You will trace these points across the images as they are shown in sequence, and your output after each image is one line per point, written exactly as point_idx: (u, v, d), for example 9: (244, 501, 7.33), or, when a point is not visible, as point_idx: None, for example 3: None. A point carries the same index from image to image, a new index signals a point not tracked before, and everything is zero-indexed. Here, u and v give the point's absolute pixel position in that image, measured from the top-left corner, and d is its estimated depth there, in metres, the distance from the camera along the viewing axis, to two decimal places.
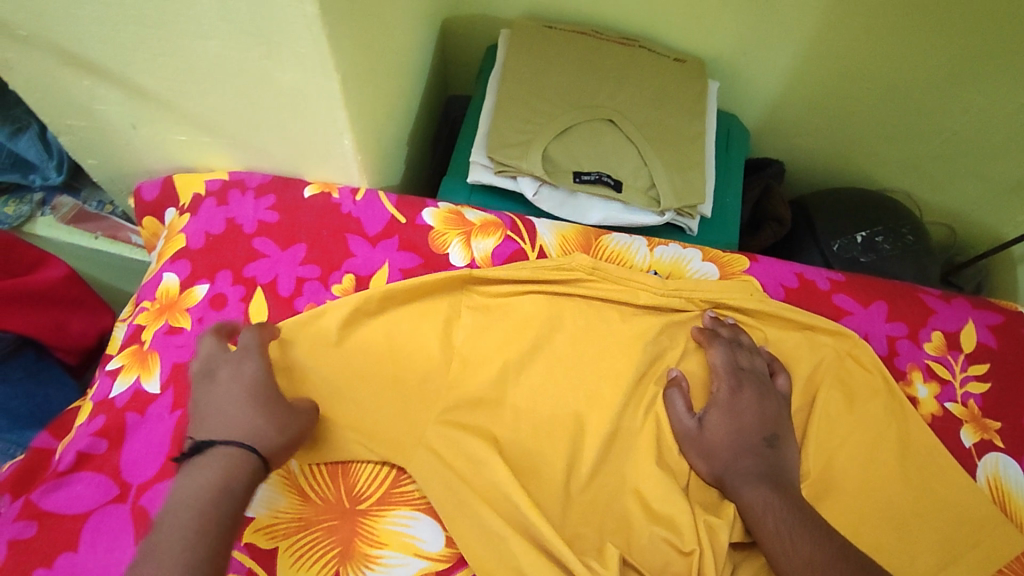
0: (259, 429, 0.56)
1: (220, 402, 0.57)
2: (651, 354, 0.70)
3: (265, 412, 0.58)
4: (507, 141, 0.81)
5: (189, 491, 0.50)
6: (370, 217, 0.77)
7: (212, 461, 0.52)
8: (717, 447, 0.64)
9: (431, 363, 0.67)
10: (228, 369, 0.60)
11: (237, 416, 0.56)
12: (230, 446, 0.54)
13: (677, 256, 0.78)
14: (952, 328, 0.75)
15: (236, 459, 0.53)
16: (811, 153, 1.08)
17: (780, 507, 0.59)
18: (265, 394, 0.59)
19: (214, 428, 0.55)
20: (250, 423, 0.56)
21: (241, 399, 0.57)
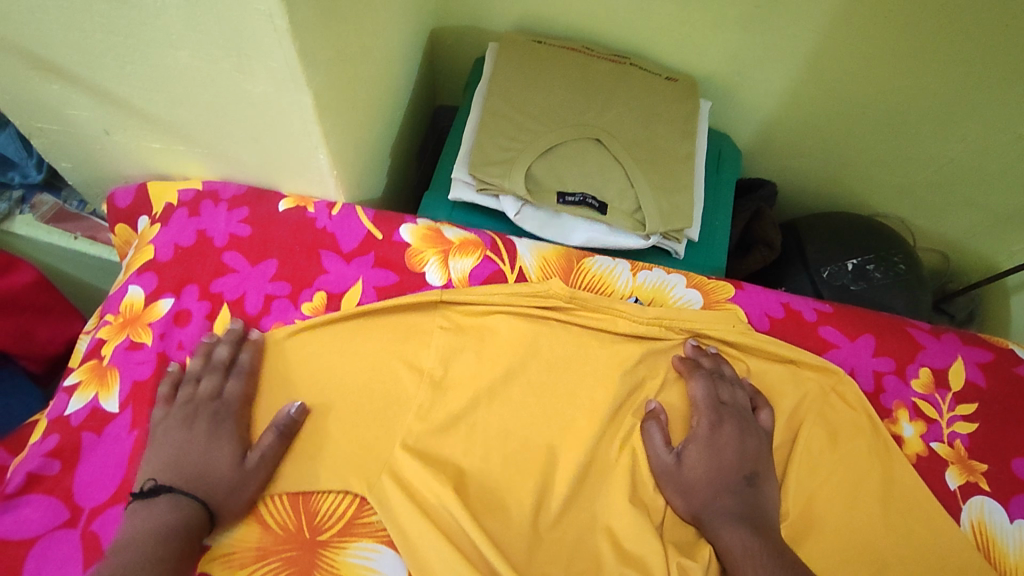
0: (217, 478, 0.57)
1: (200, 448, 0.59)
2: (629, 384, 0.68)
3: (227, 461, 0.59)
4: (490, 158, 0.79)
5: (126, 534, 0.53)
6: (346, 232, 0.75)
7: (159, 513, 0.54)
8: (695, 484, 0.62)
9: (402, 388, 0.66)
10: (204, 405, 0.62)
11: (204, 465, 0.58)
12: (180, 498, 0.56)
13: (660, 281, 0.75)
14: (941, 365, 0.73)
15: (181, 509, 0.55)
16: (805, 176, 1.06)
17: (757, 553, 0.57)
18: (232, 443, 0.60)
19: (173, 474, 0.58)
20: (211, 472, 0.58)
21: (212, 449, 0.59)
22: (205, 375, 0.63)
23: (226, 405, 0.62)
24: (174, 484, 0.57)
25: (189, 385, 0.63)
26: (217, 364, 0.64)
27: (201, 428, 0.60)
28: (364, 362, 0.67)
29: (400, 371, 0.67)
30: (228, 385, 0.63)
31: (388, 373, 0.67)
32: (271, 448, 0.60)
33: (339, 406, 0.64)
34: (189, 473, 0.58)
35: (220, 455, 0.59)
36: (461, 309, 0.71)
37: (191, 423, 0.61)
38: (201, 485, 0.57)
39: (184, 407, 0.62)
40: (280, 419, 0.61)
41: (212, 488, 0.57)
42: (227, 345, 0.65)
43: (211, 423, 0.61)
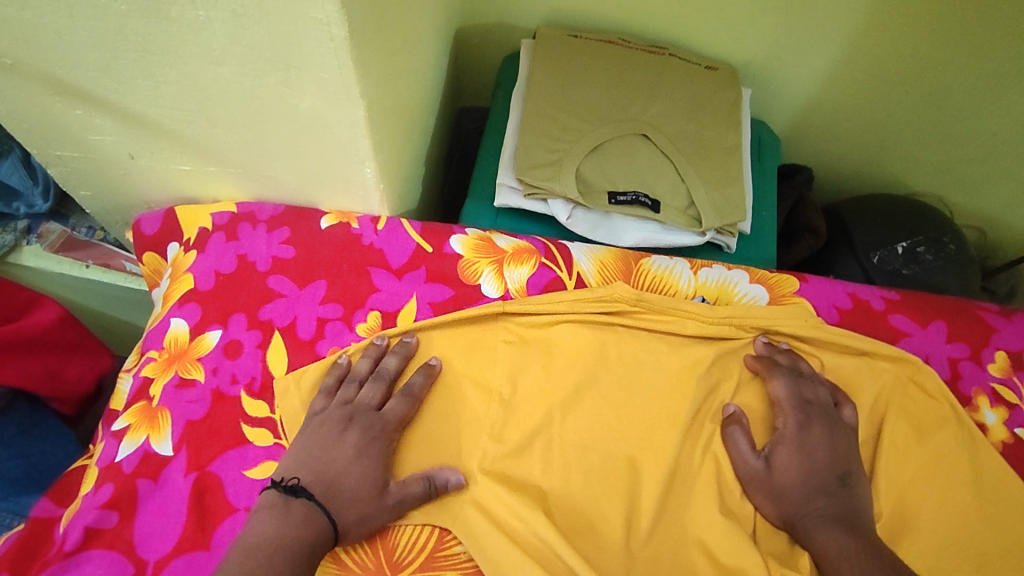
0: (356, 499, 0.55)
1: (349, 458, 0.57)
2: (706, 388, 0.65)
3: (371, 482, 0.56)
4: (536, 161, 0.76)
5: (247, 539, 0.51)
6: (394, 247, 0.71)
7: (297, 517, 0.53)
8: (787, 487, 0.60)
9: (471, 406, 0.64)
10: (368, 425, 0.59)
11: (341, 476, 0.56)
12: (314, 510, 0.54)
13: (723, 278, 0.73)
14: (1015, 347, 0.71)
15: (312, 526, 0.53)
16: (841, 160, 1.03)
17: (858, 555, 0.54)
18: (380, 469, 0.57)
19: (315, 477, 0.56)
20: (351, 488, 0.56)
21: (360, 459, 0.57)
22: (370, 381, 0.62)
23: (388, 421, 0.60)
24: (313, 488, 0.55)
25: (348, 387, 0.62)
26: (381, 373, 0.63)
27: (353, 439, 0.58)
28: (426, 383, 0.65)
29: (467, 391, 0.64)
30: (389, 402, 0.61)
31: (454, 393, 0.64)
32: (412, 499, 0.56)
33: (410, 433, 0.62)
34: (326, 474, 0.56)
35: (367, 475, 0.56)
36: (522, 319, 0.68)
37: (349, 425, 0.59)
38: (337, 502, 0.55)
39: (343, 409, 0.61)
40: (438, 477, 0.58)
41: (345, 507, 0.55)
42: (398, 355, 0.64)
43: (365, 436, 0.58)
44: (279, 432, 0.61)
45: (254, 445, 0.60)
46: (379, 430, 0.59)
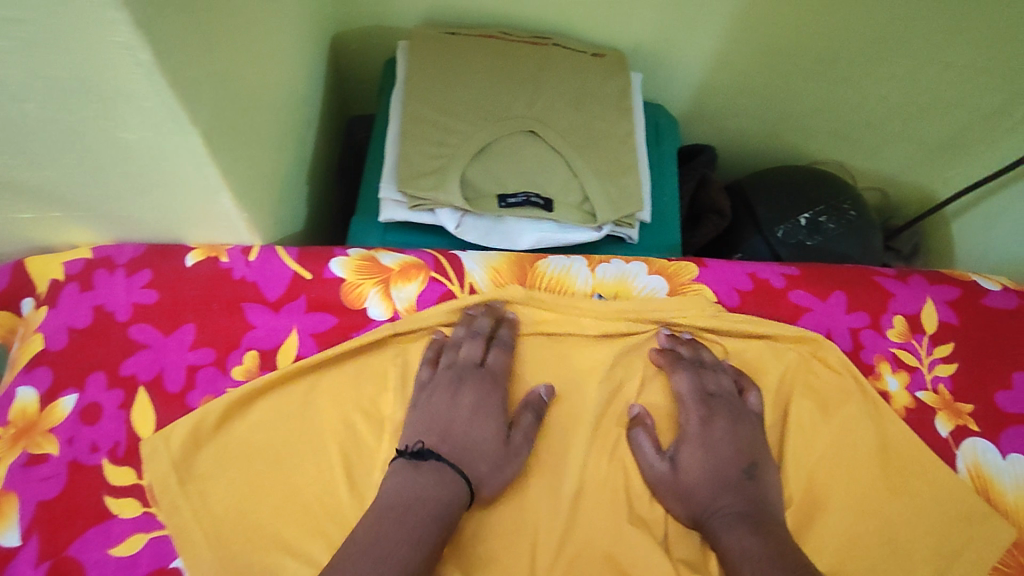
0: (482, 454, 0.58)
1: (467, 416, 0.60)
2: (609, 392, 0.64)
3: (495, 435, 0.59)
4: (417, 169, 0.71)
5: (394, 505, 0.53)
6: (268, 278, 0.66)
7: (434, 476, 0.55)
8: (693, 487, 0.58)
9: (363, 440, 0.61)
10: (476, 390, 0.61)
11: (468, 436, 0.59)
12: (447, 470, 0.56)
13: (621, 273, 0.70)
14: (911, 310, 0.71)
15: (448, 484, 0.55)
16: (744, 136, 1.03)
17: (761, 556, 0.53)
18: (499, 417, 0.60)
19: (439, 439, 0.58)
20: (480, 443, 0.58)
21: (480, 415, 0.60)
22: (467, 340, 0.64)
23: (492, 372, 0.63)
24: (440, 450, 0.57)
25: (444, 356, 0.64)
26: (478, 332, 0.65)
27: (467, 398, 0.61)
28: (313, 423, 0.61)
29: (361, 425, 0.61)
30: (489, 357, 0.64)
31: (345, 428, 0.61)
32: (530, 428, 0.60)
33: (300, 480, 0.58)
34: (447, 437, 0.59)
35: (488, 424, 0.59)
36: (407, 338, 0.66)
37: (459, 386, 0.61)
38: (467, 459, 0.57)
39: (448, 372, 0.63)
40: (533, 400, 0.62)
41: (478, 463, 0.57)
42: (487, 316, 0.66)
43: (477, 394, 0.61)
44: (148, 498, 0.56)
45: (119, 517, 0.55)
46: (484, 386, 0.62)
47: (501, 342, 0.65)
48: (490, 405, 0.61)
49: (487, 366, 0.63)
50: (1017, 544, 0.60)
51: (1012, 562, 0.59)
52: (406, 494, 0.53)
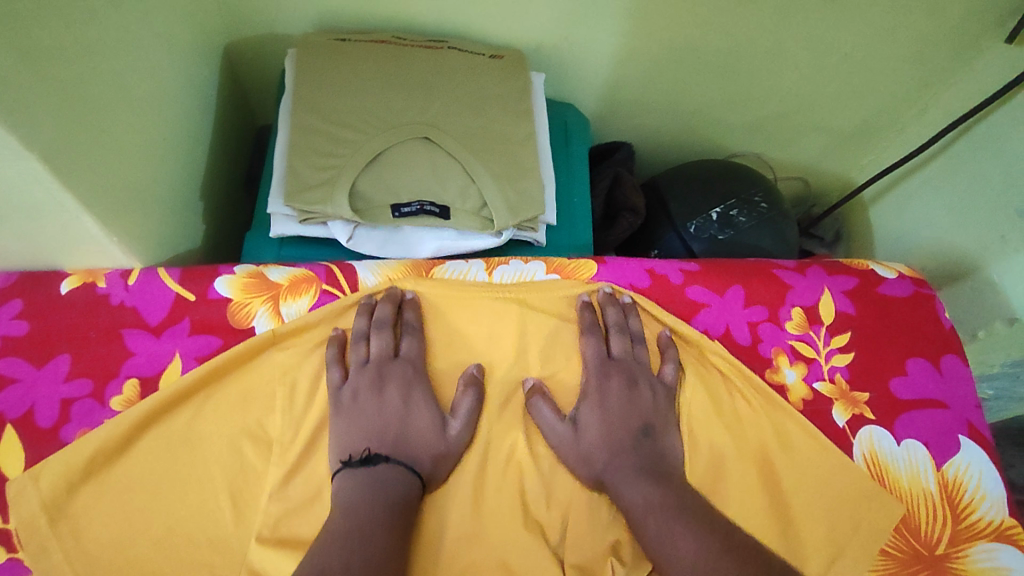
0: (424, 445, 0.58)
1: (397, 413, 0.59)
2: (507, 399, 0.63)
3: (433, 427, 0.59)
4: (305, 183, 0.70)
5: (361, 500, 0.53)
6: (149, 302, 0.64)
7: (386, 477, 0.55)
8: (592, 449, 0.59)
9: (247, 463, 0.58)
10: (398, 383, 0.60)
11: (405, 430, 0.58)
12: (397, 467, 0.56)
13: (518, 274, 0.70)
14: (809, 302, 0.71)
15: (402, 478, 0.55)
16: (659, 132, 1.03)
17: (659, 507, 0.54)
18: (432, 405, 0.60)
19: (382, 441, 0.57)
20: (419, 436, 0.58)
21: (410, 407, 0.60)
22: (375, 334, 0.63)
23: (410, 360, 0.62)
24: (386, 451, 0.57)
25: (360, 347, 0.63)
26: (384, 323, 0.63)
27: (393, 393, 0.60)
28: (195, 450, 0.58)
29: (246, 450, 0.59)
30: (403, 344, 0.63)
31: (230, 454, 0.58)
32: (472, 408, 0.60)
33: (179, 512, 0.55)
34: (388, 437, 0.58)
35: (425, 415, 0.59)
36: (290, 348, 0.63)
37: (383, 383, 0.60)
38: (411, 454, 0.57)
39: (366, 369, 0.61)
40: (467, 379, 0.61)
41: (419, 452, 0.57)
42: (390, 304, 0.64)
43: (402, 386, 0.60)
44: (15, 543, 0.53)
45: None
46: (406, 376, 0.61)
47: (408, 328, 0.64)
48: (423, 395, 0.60)
49: (405, 356, 0.62)
50: (907, 527, 0.61)
51: (902, 546, 0.61)
52: (360, 495, 0.54)
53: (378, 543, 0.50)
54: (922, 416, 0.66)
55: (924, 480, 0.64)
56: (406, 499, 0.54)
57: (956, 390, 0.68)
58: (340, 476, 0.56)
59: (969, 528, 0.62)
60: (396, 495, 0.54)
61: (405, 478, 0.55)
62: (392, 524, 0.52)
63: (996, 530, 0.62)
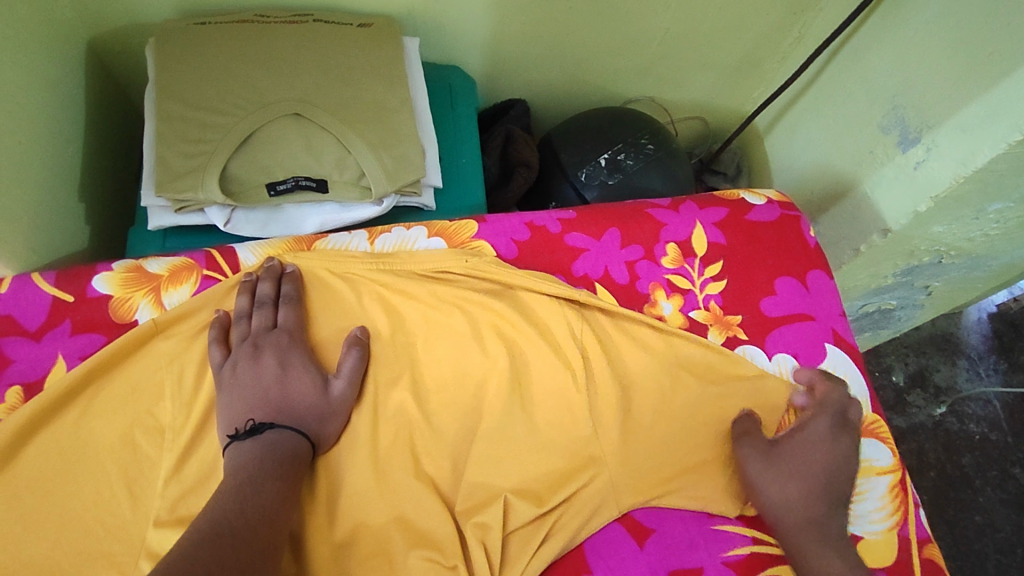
0: (310, 408, 0.60)
1: (276, 380, 0.61)
2: (395, 361, 0.65)
3: (316, 390, 0.61)
4: (176, 172, 0.70)
5: (247, 463, 0.55)
6: (24, 307, 0.63)
7: (271, 441, 0.57)
8: (790, 499, 0.60)
9: (139, 454, 0.60)
10: (274, 351, 0.62)
11: (288, 396, 0.60)
12: (283, 431, 0.58)
13: (400, 240, 0.72)
14: (683, 236, 0.74)
15: (288, 440, 0.57)
16: (552, 85, 1.04)
17: None
18: (312, 368, 0.62)
19: (264, 409, 0.59)
20: (302, 399, 0.60)
21: (291, 374, 0.61)
22: (255, 310, 0.64)
23: (287, 330, 0.64)
24: (271, 419, 0.59)
25: (241, 324, 0.64)
26: (263, 299, 0.65)
27: (271, 361, 0.61)
28: (86, 447, 0.59)
29: (139, 440, 0.60)
30: (280, 315, 0.64)
31: (122, 446, 0.60)
32: (355, 367, 0.63)
33: (75, 507, 0.57)
34: (271, 405, 0.60)
35: (307, 381, 0.61)
36: (173, 336, 0.65)
37: (261, 356, 0.62)
38: (297, 416, 0.59)
39: (245, 345, 0.63)
40: (351, 340, 0.64)
41: (305, 415, 0.60)
42: (269, 280, 0.66)
43: (279, 355, 0.62)
44: None
45: None
46: (284, 346, 0.63)
47: (285, 300, 0.65)
48: (304, 363, 0.62)
49: (285, 327, 0.64)
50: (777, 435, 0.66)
51: None
52: (247, 457, 0.55)
53: (267, 493, 0.53)
54: (791, 331, 0.70)
55: (794, 390, 0.68)
56: (294, 458, 0.57)
57: (821, 303, 0.72)
58: (230, 449, 0.57)
59: None
60: (284, 452, 0.56)
61: (293, 441, 0.58)
62: (280, 478, 0.54)
63: (860, 427, 0.67)
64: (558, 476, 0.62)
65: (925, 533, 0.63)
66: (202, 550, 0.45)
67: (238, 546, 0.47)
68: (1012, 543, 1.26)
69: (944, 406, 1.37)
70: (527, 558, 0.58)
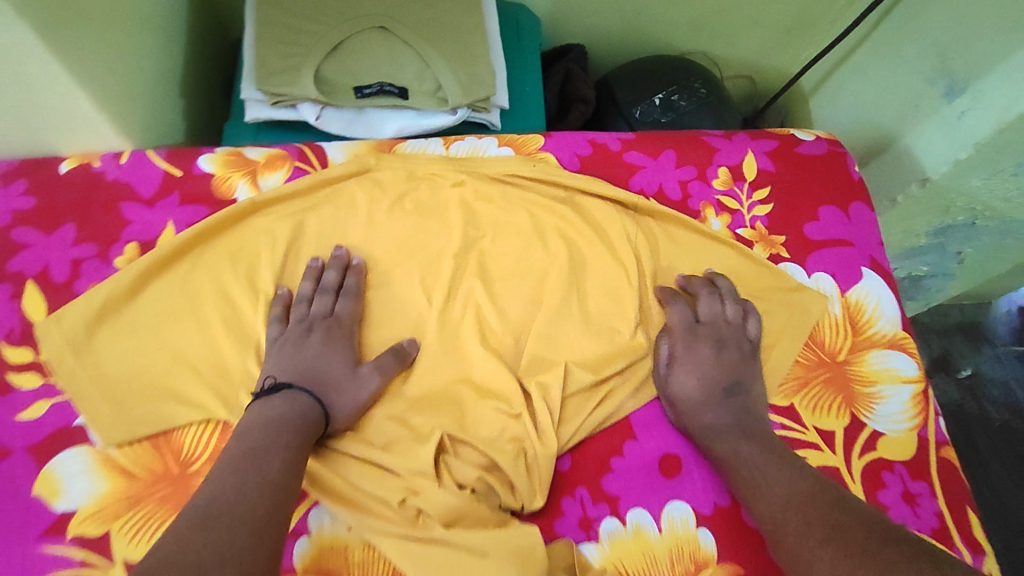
0: (333, 389, 0.61)
1: (315, 359, 0.63)
2: (467, 250, 0.72)
3: (344, 376, 0.62)
4: (275, 68, 0.76)
5: (258, 425, 0.56)
6: (140, 177, 0.71)
7: (283, 405, 0.58)
8: (684, 403, 0.66)
9: (238, 309, 0.67)
10: (323, 333, 0.64)
11: (318, 372, 0.62)
12: (301, 398, 0.59)
13: (473, 147, 0.78)
14: (734, 162, 0.79)
15: (300, 407, 0.58)
16: (610, 33, 1.09)
17: (758, 457, 0.60)
18: (348, 358, 0.64)
19: (289, 373, 0.61)
20: (328, 383, 0.61)
21: (327, 358, 0.63)
22: (318, 295, 0.66)
23: (342, 321, 0.66)
24: (293, 383, 0.61)
25: (299, 306, 0.66)
26: (326, 287, 0.67)
27: (317, 339, 0.63)
28: (191, 299, 0.67)
29: (238, 298, 0.67)
30: (338, 305, 0.66)
31: (223, 301, 0.67)
32: (388, 369, 0.63)
33: (183, 347, 0.64)
34: (297, 376, 0.61)
35: (342, 369, 0.63)
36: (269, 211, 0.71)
37: (309, 334, 0.64)
38: (319, 392, 0.61)
39: (299, 325, 0.65)
40: (397, 346, 0.65)
41: (326, 395, 0.61)
42: (335, 269, 0.68)
43: (326, 337, 0.64)
44: (47, 370, 0.63)
45: (20, 388, 0.62)
46: (331, 334, 0.64)
47: (347, 296, 0.67)
48: (343, 356, 0.63)
49: (338, 320, 0.66)
50: (815, 340, 0.71)
51: (812, 356, 0.71)
52: (262, 415, 0.57)
53: (271, 467, 0.52)
54: (830, 253, 0.76)
55: (830, 305, 0.73)
56: (301, 434, 0.56)
57: (861, 231, 0.77)
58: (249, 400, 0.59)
59: (865, 338, 0.72)
60: (296, 429, 0.56)
61: (307, 413, 0.58)
62: (286, 453, 0.54)
63: (890, 341, 0.72)
64: (611, 359, 0.68)
65: (944, 437, 0.69)
66: (194, 530, 0.46)
67: (234, 526, 0.47)
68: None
69: (968, 369, 1.43)
70: (581, 419, 0.64)
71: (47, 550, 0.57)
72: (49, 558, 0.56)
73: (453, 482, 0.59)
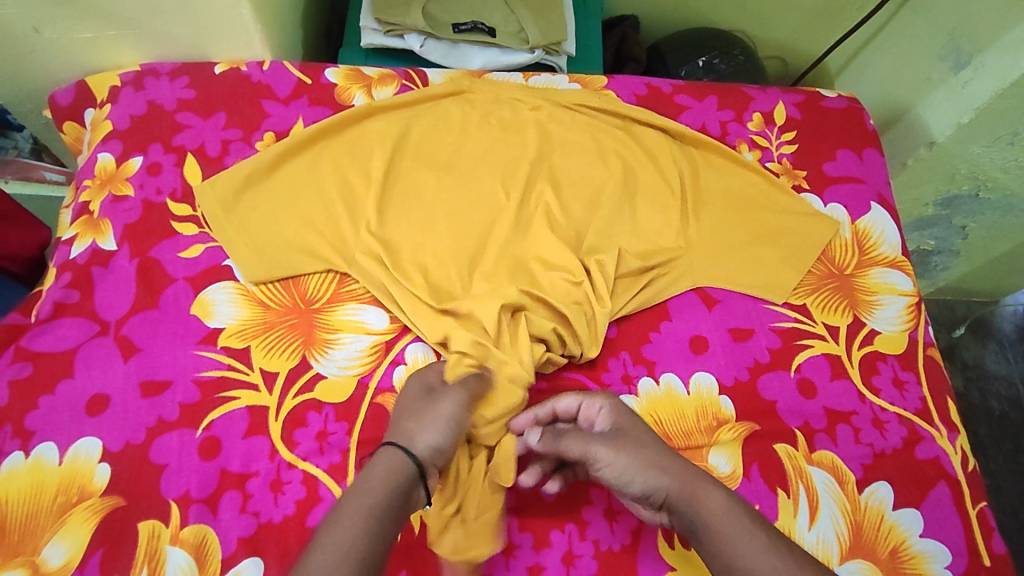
0: (421, 418, 0.64)
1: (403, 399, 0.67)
2: (541, 159, 0.86)
3: (432, 403, 0.66)
4: (389, 3, 0.93)
5: (356, 487, 0.59)
6: (278, 81, 0.87)
7: (385, 459, 0.61)
8: (643, 465, 0.64)
9: (353, 188, 0.81)
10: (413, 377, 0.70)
11: (409, 408, 0.66)
12: (395, 449, 0.62)
13: (548, 80, 0.93)
14: (768, 108, 0.94)
15: (400, 462, 0.61)
16: (661, 7, 1.24)
17: (731, 504, 0.62)
18: (431, 384, 0.68)
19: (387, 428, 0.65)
20: (416, 415, 0.65)
21: (416, 392, 0.67)
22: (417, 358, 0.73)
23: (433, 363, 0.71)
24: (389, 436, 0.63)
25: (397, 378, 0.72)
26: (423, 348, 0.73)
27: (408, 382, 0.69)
28: (315, 178, 0.81)
29: (353, 180, 0.82)
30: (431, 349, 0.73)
31: (342, 181, 0.81)
32: (473, 382, 0.68)
33: (310, 214, 0.79)
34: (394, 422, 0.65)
35: (425, 398, 0.66)
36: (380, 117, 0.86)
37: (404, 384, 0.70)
38: (407, 431, 0.63)
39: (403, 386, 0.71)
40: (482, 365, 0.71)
41: (413, 430, 0.63)
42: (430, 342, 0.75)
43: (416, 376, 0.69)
44: (202, 223, 0.78)
45: (182, 234, 0.77)
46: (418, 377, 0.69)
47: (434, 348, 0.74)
48: (427, 388, 0.67)
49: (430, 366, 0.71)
50: (826, 257, 0.85)
51: (821, 270, 0.84)
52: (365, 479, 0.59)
53: (373, 524, 0.56)
54: (844, 187, 0.89)
55: (841, 229, 0.86)
56: (400, 493, 0.59)
57: (872, 172, 0.91)
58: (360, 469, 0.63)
59: (870, 258, 0.85)
60: (397, 490, 0.59)
61: (405, 465, 0.61)
62: (382, 510, 0.57)
63: (890, 262, 0.85)
64: (656, 253, 0.81)
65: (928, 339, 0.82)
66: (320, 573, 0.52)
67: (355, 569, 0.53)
68: (1012, 484, 1.36)
69: (962, 328, 1.53)
70: (629, 295, 0.78)
71: (204, 354, 0.72)
72: (205, 360, 0.71)
73: (529, 329, 0.73)
